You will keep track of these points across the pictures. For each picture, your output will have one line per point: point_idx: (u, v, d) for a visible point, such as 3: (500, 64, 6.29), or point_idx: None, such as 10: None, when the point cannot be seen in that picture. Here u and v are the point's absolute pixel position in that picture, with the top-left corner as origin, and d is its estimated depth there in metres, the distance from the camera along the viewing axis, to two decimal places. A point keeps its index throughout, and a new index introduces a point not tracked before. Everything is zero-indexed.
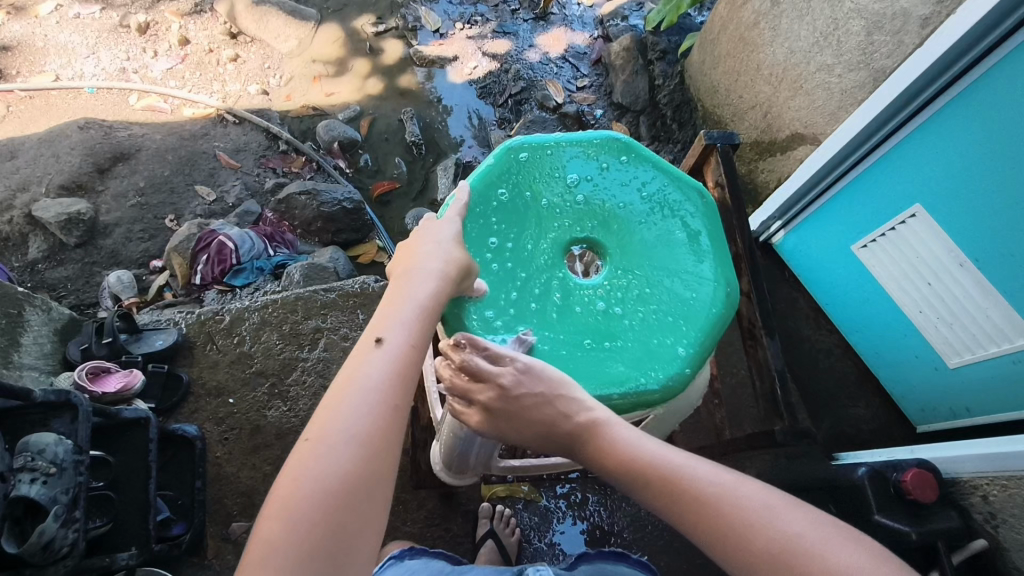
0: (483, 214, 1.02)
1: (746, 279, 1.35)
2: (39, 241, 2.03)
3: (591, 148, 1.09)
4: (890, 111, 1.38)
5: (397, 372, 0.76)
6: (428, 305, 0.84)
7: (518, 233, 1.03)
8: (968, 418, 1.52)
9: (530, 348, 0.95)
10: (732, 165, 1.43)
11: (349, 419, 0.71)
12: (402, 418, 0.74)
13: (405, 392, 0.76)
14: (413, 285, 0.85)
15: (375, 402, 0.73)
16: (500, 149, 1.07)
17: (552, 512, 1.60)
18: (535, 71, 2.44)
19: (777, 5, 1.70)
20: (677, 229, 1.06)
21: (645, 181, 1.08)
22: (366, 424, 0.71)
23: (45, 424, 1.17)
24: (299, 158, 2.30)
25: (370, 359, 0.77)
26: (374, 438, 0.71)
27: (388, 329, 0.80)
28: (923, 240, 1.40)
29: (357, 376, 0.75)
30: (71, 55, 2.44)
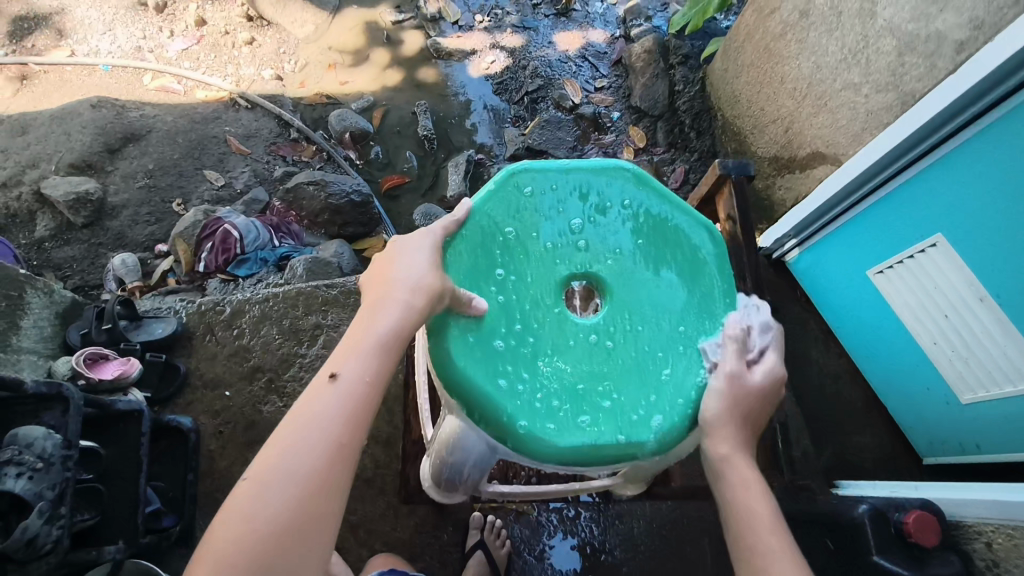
0: (482, 242, 0.99)
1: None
2: (47, 220, 2.03)
3: (597, 179, 1.05)
4: (917, 136, 1.32)
5: (350, 410, 0.75)
6: (390, 337, 0.81)
7: (518, 265, 0.99)
8: (977, 454, 1.47)
9: (521, 387, 0.91)
10: (745, 198, 1.42)
11: (294, 457, 0.70)
12: (350, 457, 0.73)
13: (356, 430, 0.74)
14: (380, 313, 0.83)
15: (323, 438, 0.72)
16: (502, 176, 1.04)
17: (543, 526, 1.58)
18: (553, 69, 2.39)
19: (805, 17, 1.64)
20: (683, 268, 1.03)
21: (650, 216, 1.05)
22: (311, 463, 0.70)
23: (36, 416, 1.17)
24: (310, 146, 2.27)
25: (324, 394, 0.76)
26: (320, 475, 0.70)
27: (345, 362, 0.78)
28: (942, 271, 1.35)
29: (308, 411, 0.74)
30: (87, 31, 2.42)
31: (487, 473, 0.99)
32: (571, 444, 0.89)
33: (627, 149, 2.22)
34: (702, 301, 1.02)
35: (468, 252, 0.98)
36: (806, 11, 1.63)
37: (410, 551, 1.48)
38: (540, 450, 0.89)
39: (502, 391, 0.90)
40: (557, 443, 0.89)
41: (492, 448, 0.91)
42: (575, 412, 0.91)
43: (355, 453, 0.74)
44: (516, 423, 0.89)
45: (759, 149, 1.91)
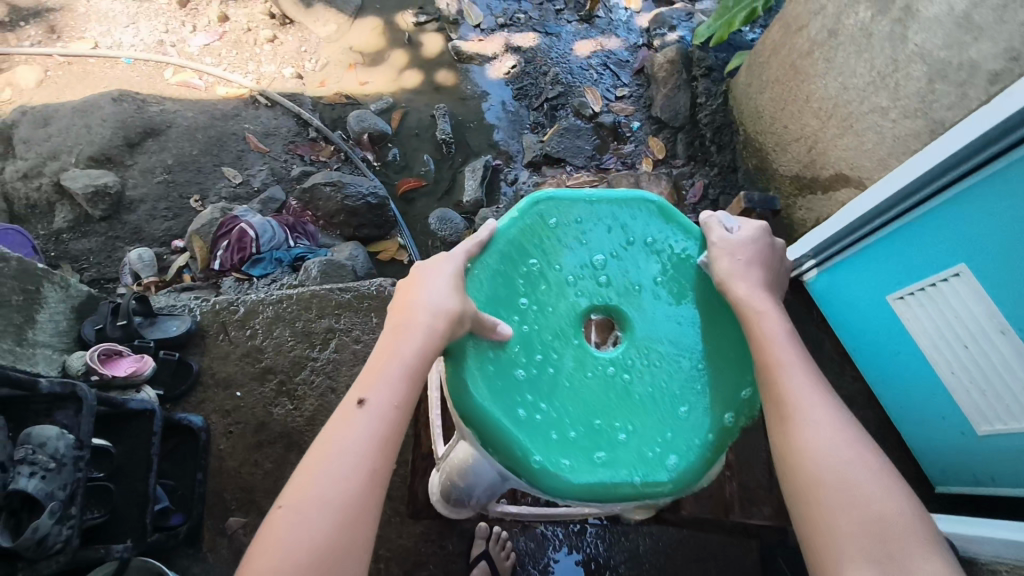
0: (502, 269, 0.99)
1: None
2: (66, 212, 2.04)
3: (624, 210, 1.05)
4: (943, 165, 1.30)
5: (379, 440, 0.77)
6: (416, 364, 0.83)
7: (539, 294, 1.00)
8: (991, 487, 1.45)
9: (538, 419, 0.91)
10: None
11: (328, 488, 0.73)
12: (379, 485, 0.76)
13: (385, 458, 0.77)
14: (406, 340, 0.84)
15: (355, 468, 0.75)
16: (526, 202, 1.03)
17: (548, 539, 1.58)
18: (574, 76, 2.38)
19: (834, 36, 1.61)
20: (709, 305, 1.02)
21: (675, 249, 1.04)
22: (344, 492, 0.73)
23: (49, 416, 1.17)
24: (328, 147, 2.27)
25: (354, 423, 0.78)
26: (352, 505, 0.73)
27: (373, 391, 0.80)
28: (964, 301, 1.33)
29: (340, 441, 0.77)
30: (111, 24, 2.43)
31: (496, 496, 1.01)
32: (584, 480, 0.88)
33: (646, 160, 2.20)
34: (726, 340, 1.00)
35: (489, 277, 0.98)
36: (835, 31, 1.60)
37: (414, 560, 1.47)
38: (553, 484, 0.88)
39: (518, 421, 0.89)
40: (570, 479, 0.88)
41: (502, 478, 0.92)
42: (590, 448, 0.91)
43: (386, 480, 0.76)
44: (531, 457, 0.87)
45: (780, 167, 1.89)
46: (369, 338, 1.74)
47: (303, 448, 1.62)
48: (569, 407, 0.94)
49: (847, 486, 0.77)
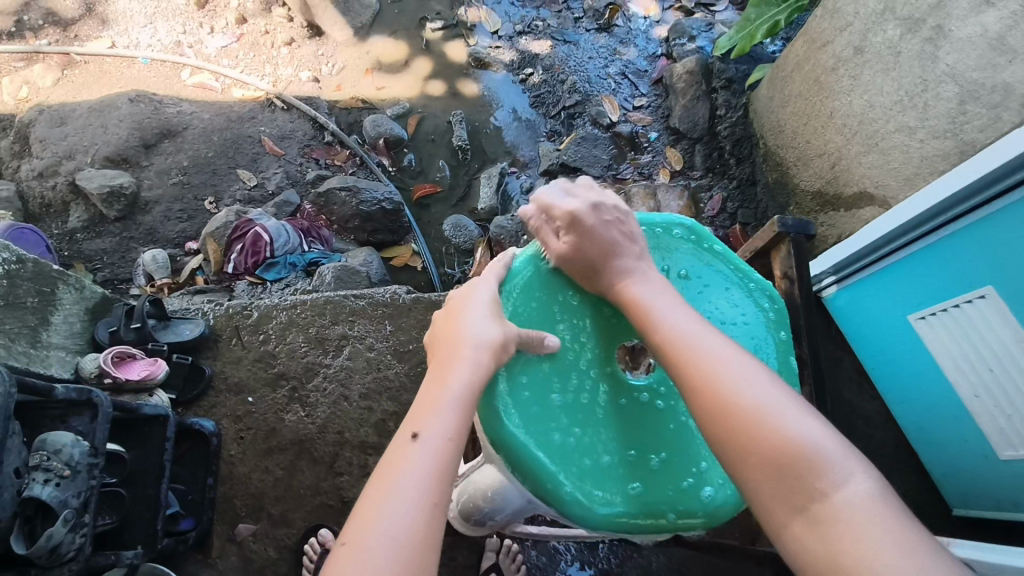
0: (533, 294, 0.99)
1: (809, 387, 1.30)
2: (80, 211, 2.04)
3: (655, 239, 1.09)
4: (972, 187, 1.28)
5: (439, 471, 0.74)
6: (468, 394, 0.81)
7: (569, 319, 1.00)
8: (1013, 512, 1.43)
9: (573, 446, 0.90)
10: (804, 257, 1.36)
11: (391, 522, 0.68)
12: (442, 518, 0.72)
13: (445, 490, 0.73)
14: (455, 370, 0.83)
15: (417, 499, 0.71)
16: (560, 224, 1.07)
17: (560, 554, 1.55)
18: (592, 85, 2.36)
19: (860, 53, 1.59)
20: (742, 334, 1.04)
21: (707, 281, 1.07)
22: (410, 526, 0.69)
23: (63, 421, 1.16)
24: (343, 151, 2.26)
25: (411, 456, 0.75)
26: (418, 538, 0.68)
27: (425, 423, 0.78)
28: (991, 325, 1.30)
29: (399, 474, 0.73)
30: (128, 23, 2.43)
31: (517, 519, 0.99)
32: (614, 512, 0.87)
33: (663, 171, 2.19)
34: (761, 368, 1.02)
35: (518, 299, 0.98)
36: (861, 47, 1.58)
37: None
38: (586, 515, 0.86)
39: (548, 447, 0.87)
40: (600, 511, 0.86)
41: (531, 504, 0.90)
42: (624, 479, 0.90)
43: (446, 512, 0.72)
44: (562, 488, 0.84)
45: (801, 182, 1.87)
46: (383, 346, 1.72)
47: (314, 455, 1.61)
48: (603, 434, 0.93)
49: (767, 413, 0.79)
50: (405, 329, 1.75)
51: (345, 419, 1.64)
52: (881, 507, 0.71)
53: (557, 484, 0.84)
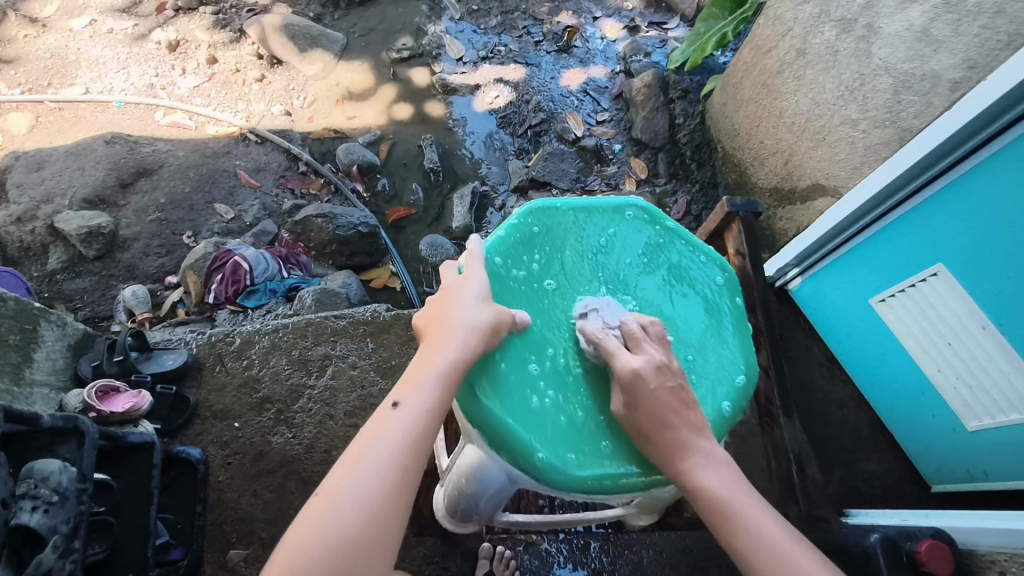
0: (498, 277, 0.99)
1: (766, 352, 1.38)
2: (59, 253, 2.05)
3: (611, 218, 1.12)
4: (913, 169, 1.36)
5: (412, 441, 0.81)
6: (450, 373, 0.84)
7: (533, 301, 1.00)
8: (985, 482, 1.47)
9: (544, 411, 0.91)
10: (754, 235, 1.45)
11: (359, 480, 0.77)
12: (410, 483, 0.80)
13: (416, 458, 0.81)
14: (441, 350, 0.86)
15: (387, 465, 0.79)
16: (521, 211, 1.06)
17: (552, 556, 1.55)
18: (556, 103, 2.46)
19: (802, 55, 1.70)
20: (696, 302, 1.10)
21: (664, 254, 1.12)
22: (380, 486, 0.77)
23: (50, 450, 1.17)
24: (318, 180, 2.32)
25: (389, 423, 0.82)
26: (381, 498, 0.77)
27: (407, 395, 0.84)
28: (945, 300, 1.37)
29: (376, 438, 0.81)
30: (102, 69, 2.50)
31: (503, 501, 1.00)
32: (587, 474, 0.89)
33: (629, 180, 2.27)
34: (716, 332, 1.07)
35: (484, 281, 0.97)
36: (803, 50, 1.70)
37: None
38: (560, 479, 0.88)
39: (521, 417, 0.89)
40: (576, 473, 0.88)
41: (510, 480, 0.91)
42: (595, 438, 0.93)
43: (414, 480, 0.80)
44: (535, 454, 0.86)
45: (759, 180, 1.95)
46: (365, 364, 1.76)
47: (302, 476, 1.62)
48: (575, 397, 0.95)
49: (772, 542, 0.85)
50: (387, 346, 1.80)
51: (331, 438, 1.66)
52: None
53: (530, 451, 0.86)
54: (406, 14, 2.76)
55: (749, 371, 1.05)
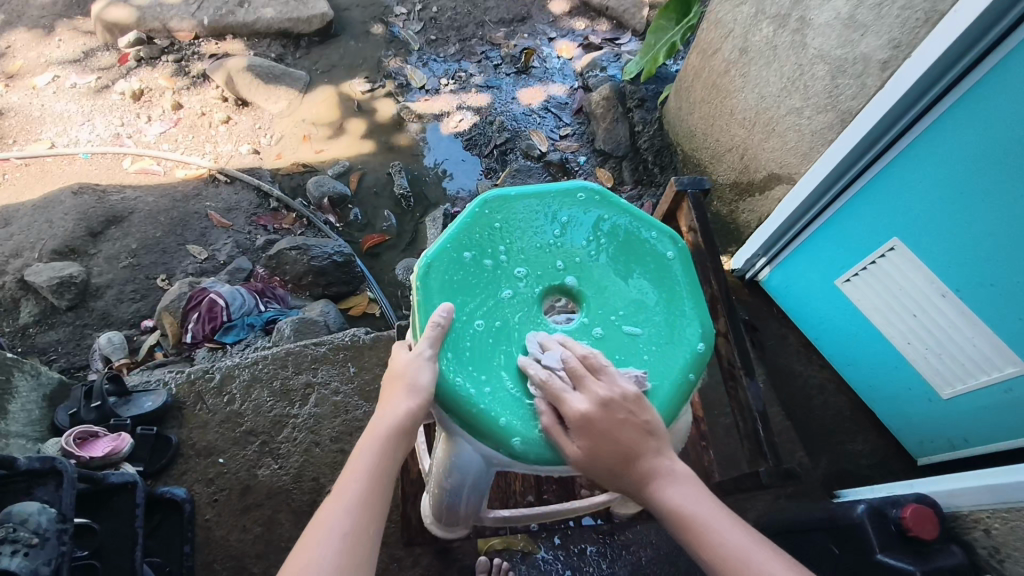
0: (459, 272, 1.04)
1: (723, 319, 1.34)
2: (31, 306, 2.02)
3: (562, 203, 1.14)
4: (859, 148, 1.44)
5: (362, 507, 0.81)
6: (394, 433, 0.87)
7: (495, 287, 1.04)
8: (966, 449, 1.48)
9: (506, 395, 0.95)
10: (703, 211, 1.45)
11: (316, 555, 0.76)
12: (364, 546, 0.79)
13: (369, 524, 0.81)
14: (385, 414, 0.88)
15: (340, 533, 0.78)
16: (471, 207, 1.10)
17: (551, 566, 1.47)
18: (519, 122, 2.56)
19: (745, 54, 1.80)
20: (651, 278, 1.11)
21: (618, 231, 1.13)
22: (329, 557, 0.76)
23: (28, 493, 1.14)
24: (290, 214, 2.34)
25: (338, 495, 0.82)
26: (339, 567, 0.76)
27: (353, 463, 0.85)
28: (904, 273, 1.42)
29: (327, 512, 0.80)
30: (67, 123, 2.52)
31: (485, 492, 1.02)
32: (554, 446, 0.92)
33: None
34: (671, 300, 1.09)
35: (445, 275, 1.03)
36: (745, 48, 1.80)
37: None
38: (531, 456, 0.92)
39: (489, 397, 0.94)
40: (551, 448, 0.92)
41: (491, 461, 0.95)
42: None
43: (371, 542, 0.80)
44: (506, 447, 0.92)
45: (719, 177, 2.03)
46: (347, 388, 1.76)
47: (293, 506, 1.58)
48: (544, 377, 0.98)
49: (751, 563, 0.82)
50: (368, 368, 1.81)
51: (319, 465, 1.65)
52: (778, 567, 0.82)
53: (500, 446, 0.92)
54: (365, 49, 2.88)
55: (706, 337, 1.06)
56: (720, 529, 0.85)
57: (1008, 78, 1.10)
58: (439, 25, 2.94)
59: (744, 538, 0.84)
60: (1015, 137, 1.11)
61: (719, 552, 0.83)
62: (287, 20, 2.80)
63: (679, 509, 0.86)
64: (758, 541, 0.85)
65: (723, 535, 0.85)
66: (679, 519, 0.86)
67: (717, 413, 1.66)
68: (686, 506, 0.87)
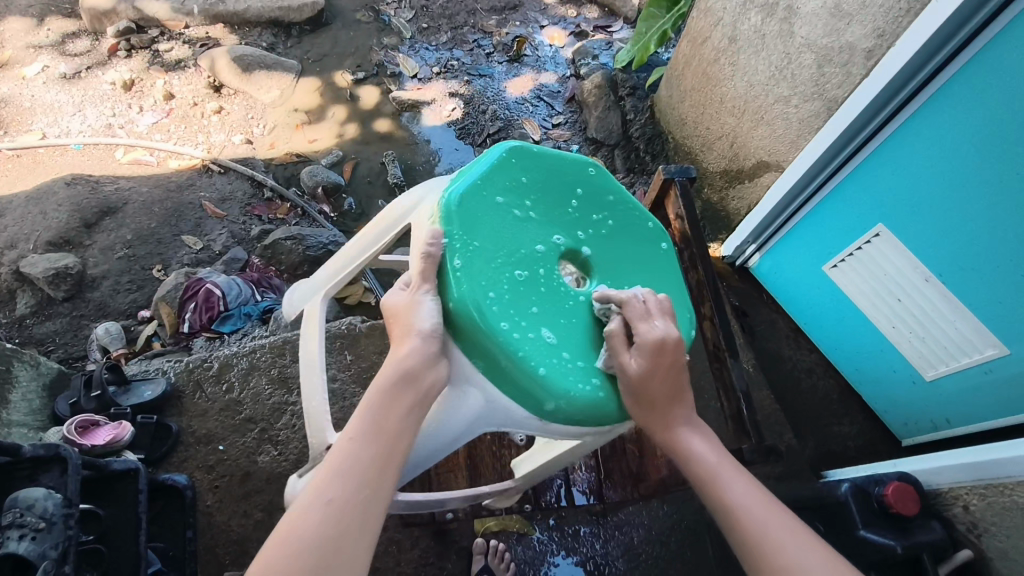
0: (490, 217, 1.01)
1: (710, 303, 1.37)
2: (27, 297, 2.03)
3: (579, 171, 1.14)
4: (845, 136, 1.47)
5: (375, 447, 0.81)
6: (405, 374, 0.87)
7: (522, 239, 1.02)
8: (949, 428, 1.53)
9: (546, 345, 0.94)
10: (690, 199, 1.47)
11: (331, 491, 0.77)
12: (379, 481, 0.79)
13: (384, 459, 0.81)
14: (396, 356, 0.89)
15: (355, 470, 0.78)
16: (501, 156, 1.07)
17: (546, 546, 1.53)
18: (512, 111, 2.57)
19: (734, 42, 1.82)
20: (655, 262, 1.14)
21: (625, 212, 1.15)
22: (343, 495, 0.76)
23: (33, 479, 1.16)
24: (284, 204, 2.35)
25: (354, 432, 0.82)
26: (353, 504, 0.76)
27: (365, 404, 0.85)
28: (888, 257, 1.45)
29: (343, 450, 0.80)
30: (57, 114, 2.51)
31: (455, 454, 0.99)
32: (566, 394, 0.92)
33: None
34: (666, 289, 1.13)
35: (479, 215, 1.00)
36: (734, 37, 1.82)
37: None
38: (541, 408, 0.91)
39: (529, 344, 0.92)
40: (586, 402, 0.92)
41: (471, 422, 0.94)
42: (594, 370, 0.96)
43: (387, 479, 0.80)
44: (545, 400, 0.91)
45: (709, 164, 2.06)
46: (344, 375, 1.79)
47: None
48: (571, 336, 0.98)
49: (755, 517, 0.88)
50: (365, 356, 1.83)
51: None
52: (781, 524, 0.87)
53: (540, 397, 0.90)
54: (357, 37, 2.87)
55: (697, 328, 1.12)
56: (734, 485, 0.91)
57: (1000, 61, 1.11)
58: (430, 13, 2.94)
59: (753, 494, 0.91)
60: (1006, 120, 1.12)
61: (727, 504, 0.90)
62: (277, 9, 2.80)
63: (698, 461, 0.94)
64: (768, 501, 0.91)
65: (734, 490, 0.91)
66: (699, 470, 0.94)
67: (707, 396, 1.70)
68: (707, 460, 0.94)
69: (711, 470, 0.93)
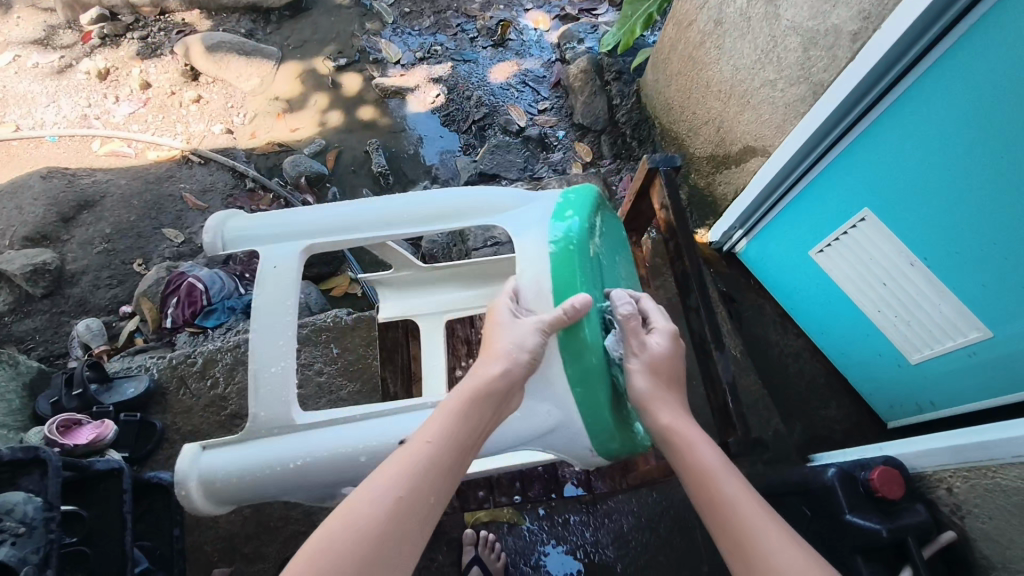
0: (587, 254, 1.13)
1: (696, 293, 1.36)
2: (5, 294, 1.99)
3: (619, 232, 1.33)
4: (830, 121, 1.46)
5: (431, 464, 0.87)
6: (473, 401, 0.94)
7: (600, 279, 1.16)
8: (934, 411, 1.54)
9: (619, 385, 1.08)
10: (675, 187, 1.46)
11: (379, 497, 0.82)
12: (427, 496, 0.85)
13: (436, 477, 0.86)
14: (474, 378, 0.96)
15: (405, 481, 0.84)
16: (592, 197, 1.20)
17: (536, 535, 1.54)
18: (497, 97, 2.54)
19: (720, 25, 1.80)
20: None
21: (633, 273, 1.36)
22: (392, 501, 0.82)
23: (12, 483, 1.14)
24: (267, 194, 2.30)
25: (410, 448, 0.88)
26: (396, 513, 0.81)
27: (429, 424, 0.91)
28: (873, 241, 1.45)
29: (398, 461, 0.86)
30: (31, 105, 2.45)
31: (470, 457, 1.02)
32: (625, 434, 1.07)
33: (575, 164, 2.35)
34: None
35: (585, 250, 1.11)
36: (719, 20, 1.79)
37: None
38: (605, 445, 1.04)
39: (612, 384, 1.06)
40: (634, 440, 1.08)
41: (540, 433, 1.03)
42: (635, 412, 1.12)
43: (435, 496, 0.85)
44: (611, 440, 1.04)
45: (696, 150, 2.05)
46: (331, 368, 1.77)
47: None
48: None
49: (740, 511, 0.88)
50: (351, 349, 1.81)
51: None
52: (763, 522, 0.87)
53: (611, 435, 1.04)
54: (338, 22, 2.81)
55: None
56: (726, 483, 0.92)
57: (983, 45, 1.09)
58: None
59: (743, 493, 0.91)
60: (990, 105, 1.11)
61: (714, 502, 0.91)
62: None
63: (695, 460, 0.97)
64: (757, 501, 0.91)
65: (724, 487, 0.92)
66: (697, 467, 0.96)
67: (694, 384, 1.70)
68: (706, 460, 0.96)
69: (706, 469, 0.95)
